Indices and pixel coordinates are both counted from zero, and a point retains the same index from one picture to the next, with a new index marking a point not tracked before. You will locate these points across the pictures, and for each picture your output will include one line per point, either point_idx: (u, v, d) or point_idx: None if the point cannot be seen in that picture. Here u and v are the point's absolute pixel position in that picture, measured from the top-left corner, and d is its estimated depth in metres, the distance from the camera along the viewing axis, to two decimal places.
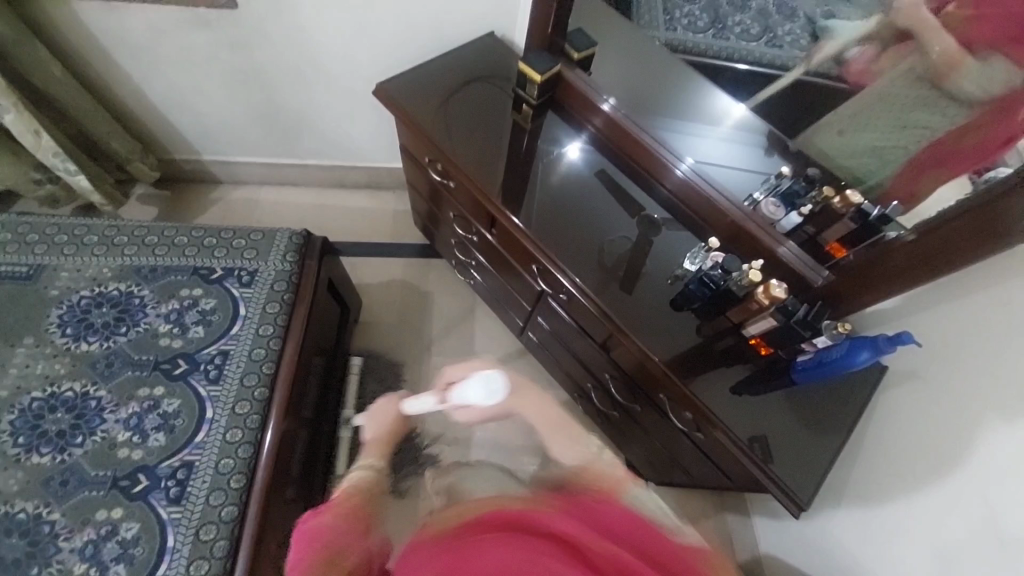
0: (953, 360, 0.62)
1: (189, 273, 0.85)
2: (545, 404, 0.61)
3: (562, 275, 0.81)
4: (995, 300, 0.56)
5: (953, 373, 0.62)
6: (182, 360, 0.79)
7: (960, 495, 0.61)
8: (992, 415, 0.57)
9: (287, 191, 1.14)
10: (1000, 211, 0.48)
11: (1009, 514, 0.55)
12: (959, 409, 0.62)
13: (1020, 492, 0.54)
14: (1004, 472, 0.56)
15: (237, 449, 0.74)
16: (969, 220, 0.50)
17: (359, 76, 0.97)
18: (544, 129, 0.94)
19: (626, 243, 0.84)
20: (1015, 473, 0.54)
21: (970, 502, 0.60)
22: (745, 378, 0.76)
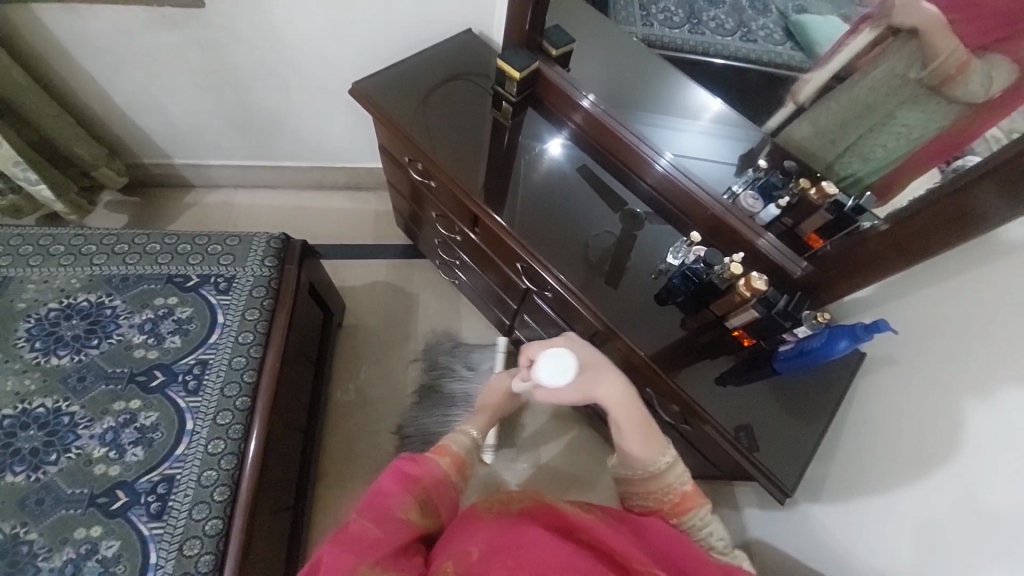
0: (928, 336, 0.57)
1: (164, 281, 0.66)
2: (618, 385, 0.52)
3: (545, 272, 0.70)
4: (969, 284, 0.51)
5: (928, 355, 0.57)
6: (160, 372, 0.61)
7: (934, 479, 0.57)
8: (972, 401, 0.51)
9: (264, 194, 1.13)
10: (968, 200, 0.45)
11: (987, 494, 0.50)
12: (934, 395, 0.57)
13: (997, 473, 0.49)
14: (981, 460, 0.51)
15: (222, 457, 0.57)
16: (936, 210, 0.48)
17: (335, 74, 0.91)
18: (525, 132, 0.81)
19: (609, 239, 0.73)
20: (993, 460, 0.49)
21: (944, 490, 0.55)
22: (730, 369, 0.66)
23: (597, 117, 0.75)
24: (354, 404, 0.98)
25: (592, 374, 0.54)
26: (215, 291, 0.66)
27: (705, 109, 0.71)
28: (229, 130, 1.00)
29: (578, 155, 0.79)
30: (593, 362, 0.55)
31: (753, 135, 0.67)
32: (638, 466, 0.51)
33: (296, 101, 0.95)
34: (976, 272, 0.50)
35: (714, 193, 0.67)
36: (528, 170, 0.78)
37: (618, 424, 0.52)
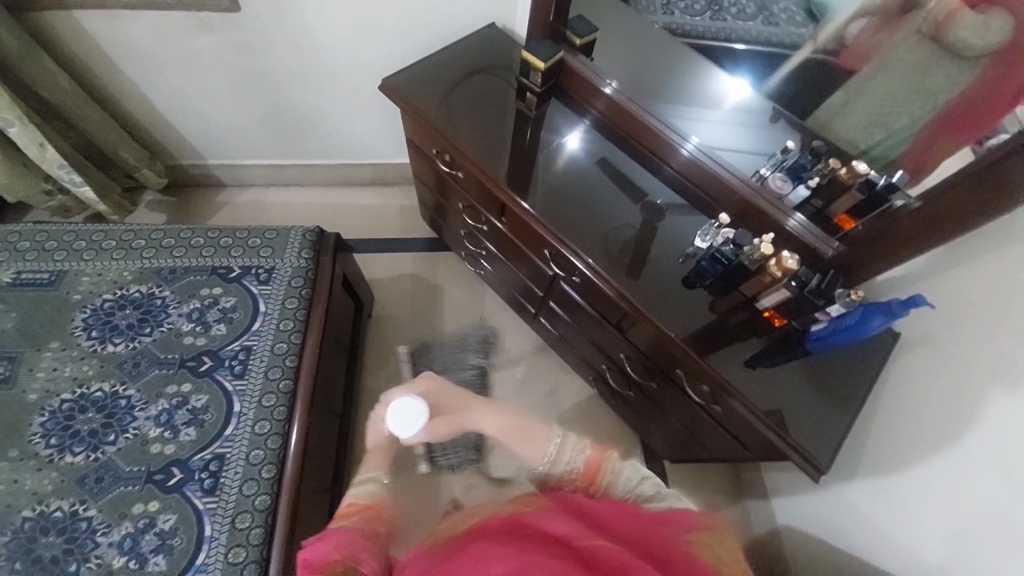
0: (958, 320, 0.58)
1: (209, 272, 0.69)
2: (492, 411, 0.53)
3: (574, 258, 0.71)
4: (1012, 260, 0.51)
5: (957, 339, 0.58)
6: (208, 358, 0.64)
7: (976, 460, 0.56)
8: (1006, 384, 0.53)
9: (293, 191, 1.17)
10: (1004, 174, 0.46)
11: None
12: (973, 373, 0.56)
13: None
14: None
15: (268, 437, 0.60)
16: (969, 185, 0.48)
17: (362, 72, 0.94)
18: (549, 121, 0.82)
19: (628, 231, 0.74)
20: None
21: (986, 469, 0.55)
22: (761, 350, 0.67)
23: (620, 104, 0.76)
24: (384, 394, 1.01)
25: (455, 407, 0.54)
26: (257, 282, 0.69)
27: (732, 93, 0.72)
28: (260, 130, 1.03)
29: (602, 144, 0.80)
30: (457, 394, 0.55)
31: (784, 119, 0.68)
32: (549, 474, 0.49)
33: (325, 99, 0.98)
34: (1008, 257, 0.52)
35: (744, 176, 0.68)
36: (552, 161, 0.79)
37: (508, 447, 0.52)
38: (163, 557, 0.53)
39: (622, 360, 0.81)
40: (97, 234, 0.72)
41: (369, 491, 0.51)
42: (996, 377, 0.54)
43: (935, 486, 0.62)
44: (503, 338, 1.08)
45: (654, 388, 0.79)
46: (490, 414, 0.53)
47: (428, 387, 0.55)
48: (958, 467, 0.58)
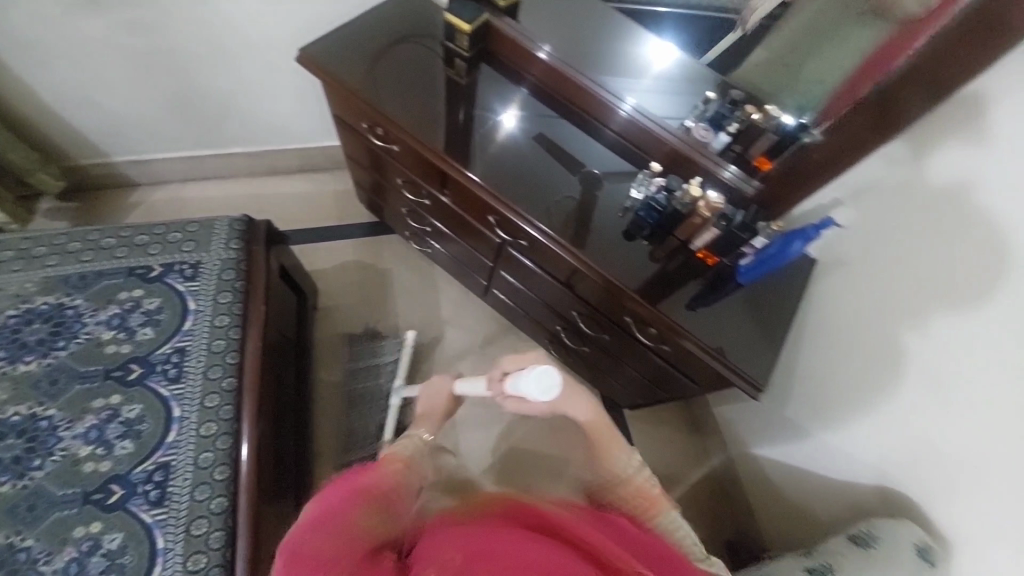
0: (867, 264, 0.64)
1: (126, 275, 0.64)
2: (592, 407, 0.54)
3: (530, 228, 0.71)
4: (926, 201, 0.56)
5: (869, 282, 0.64)
6: (137, 365, 0.59)
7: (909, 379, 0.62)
8: (913, 323, 0.59)
9: (215, 185, 1.09)
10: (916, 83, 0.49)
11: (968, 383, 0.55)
12: (895, 296, 0.61)
13: (977, 365, 0.54)
14: (960, 359, 0.55)
15: (216, 438, 0.57)
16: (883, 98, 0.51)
17: (276, 48, 0.88)
18: (481, 86, 0.80)
19: (571, 203, 0.73)
20: (972, 359, 0.54)
21: (919, 387, 0.61)
22: (697, 292, 0.69)
23: (556, 68, 0.74)
24: (340, 384, 0.98)
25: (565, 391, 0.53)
26: (182, 279, 0.65)
27: (660, 57, 0.73)
28: (172, 120, 0.96)
29: (539, 117, 0.78)
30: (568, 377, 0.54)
31: (711, 72, 0.69)
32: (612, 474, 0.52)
33: (238, 79, 0.91)
34: (905, 204, 0.58)
35: (672, 130, 0.69)
36: (486, 131, 0.76)
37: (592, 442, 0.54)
38: None
39: (575, 319, 0.82)
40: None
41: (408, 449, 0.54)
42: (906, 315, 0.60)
43: (878, 418, 0.67)
44: (457, 313, 1.07)
45: (607, 340, 0.81)
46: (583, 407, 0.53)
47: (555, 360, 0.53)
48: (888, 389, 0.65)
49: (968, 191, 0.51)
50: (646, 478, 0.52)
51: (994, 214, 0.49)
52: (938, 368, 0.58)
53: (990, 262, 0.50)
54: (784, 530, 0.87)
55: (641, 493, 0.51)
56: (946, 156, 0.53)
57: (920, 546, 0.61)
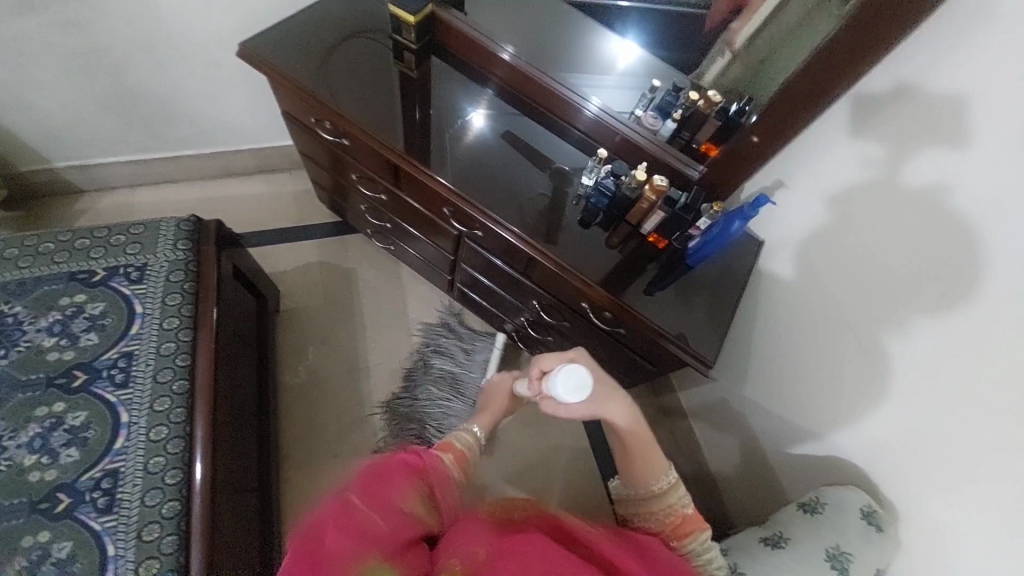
0: (841, 261, 0.63)
1: (67, 280, 0.63)
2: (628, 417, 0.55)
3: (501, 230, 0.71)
4: (891, 205, 0.55)
5: (838, 277, 0.64)
6: (81, 371, 0.58)
7: (865, 366, 0.63)
8: (895, 329, 0.58)
9: (167, 188, 1.07)
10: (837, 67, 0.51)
11: (931, 381, 0.56)
12: (848, 284, 0.63)
13: (942, 365, 0.54)
14: (928, 362, 0.55)
15: (168, 441, 0.56)
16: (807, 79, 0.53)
17: (221, 45, 0.87)
18: (434, 79, 0.80)
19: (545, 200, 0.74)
20: (941, 363, 0.54)
21: (881, 383, 0.62)
22: (653, 276, 0.72)
23: (520, 67, 0.75)
24: (307, 384, 0.97)
25: (600, 392, 0.54)
26: (128, 281, 0.64)
27: (625, 55, 0.75)
28: (116, 122, 0.94)
29: (506, 117, 0.79)
30: (601, 380, 0.55)
31: (665, 66, 0.72)
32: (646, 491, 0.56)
33: (184, 79, 0.90)
34: (877, 204, 0.57)
35: (622, 119, 0.71)
36: (440, 122, 0.77)
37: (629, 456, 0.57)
38: None
39: (535, 308, 0.84)
40: None
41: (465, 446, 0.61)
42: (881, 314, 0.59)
43: (825, 390, 0.70)
44: (423, 307, 1.07)
45: (568, 327, 0.83)
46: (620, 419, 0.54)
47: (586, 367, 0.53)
48: (847, 373, 0.66)
49: (946, 194, 0.50)
50: (679, 497, 0.56)
51: (966, 217, 0.48)
52: (917, 370, 0.57)
53: (970, 274, 0.49)
54: (748, 498, 0.90)
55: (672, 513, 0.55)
56: (921, 160, 0.51)
57: (866, 510, 0.63)
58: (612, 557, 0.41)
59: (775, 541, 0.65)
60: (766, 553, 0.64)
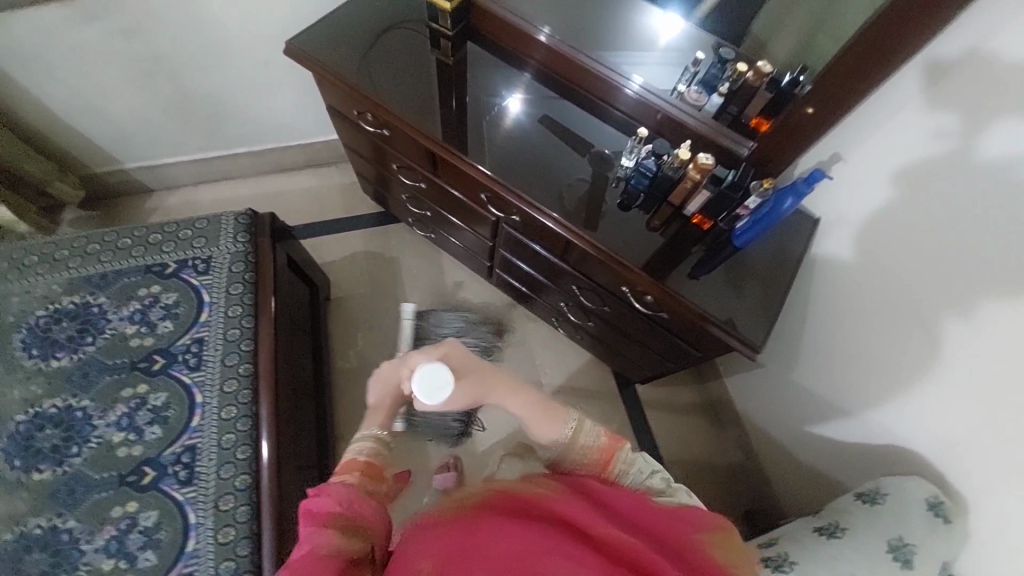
0: (903, 248, 0.60)
1: (142, 273, 0.67)
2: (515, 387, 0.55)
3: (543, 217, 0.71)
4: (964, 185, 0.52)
5: (898, 264, 0.61)
6: (160, 356, 0.63)
7: (927, 352, 0.61)
8: (965, 319, 0.55)
9: (223, 185, 1.13)
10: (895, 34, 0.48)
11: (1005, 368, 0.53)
12: (909, 267, 0.60)
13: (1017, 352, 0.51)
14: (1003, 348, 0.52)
15: (237, 420, 0.60)
16: (863, 48, 0.51)
17: (269, 44, 0.90)
18: (470, 66, 0.81)
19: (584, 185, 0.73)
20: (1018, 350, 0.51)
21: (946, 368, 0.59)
22: (698, 260, 0.70)
23: (557, 48, 0.74)
24: (357, 370, 1.01)
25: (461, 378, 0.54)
26: (196, 272, 0.68)
27: (666, 30, 0.73)
28: (176, 124, 0.99)
29: (544, 100, 0.78)
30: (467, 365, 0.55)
31: (710, 38, 0.69)
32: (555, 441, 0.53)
33: (236, 80, 0.94)
34: (946, 190, 0.54)
35: (664, 96, 0.69)
36: (479, 108, 0.78)
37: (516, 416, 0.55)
38: (152, 552, 0.54)
39: (576, 294, 0.84)
40: (51, 246, 0.69)
41: (369, 448, 0.54)
42: (953, 303, 0.56)
43: (881, 374, 0.68)
44: (466, 296, 1.09)
45: (608, 312, 0.82)
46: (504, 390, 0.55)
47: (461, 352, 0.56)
48: (907, 357, 0.63)
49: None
50: (589, 433, 0.53)
51: None
52: (984, 363, 0.55)
53: None
54: (798, 486, 0.87)
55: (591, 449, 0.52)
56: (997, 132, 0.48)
57: (932, 502, 0.62)
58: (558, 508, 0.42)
59: (830, 531, 0.64)
60: (821, 543, 0.63)
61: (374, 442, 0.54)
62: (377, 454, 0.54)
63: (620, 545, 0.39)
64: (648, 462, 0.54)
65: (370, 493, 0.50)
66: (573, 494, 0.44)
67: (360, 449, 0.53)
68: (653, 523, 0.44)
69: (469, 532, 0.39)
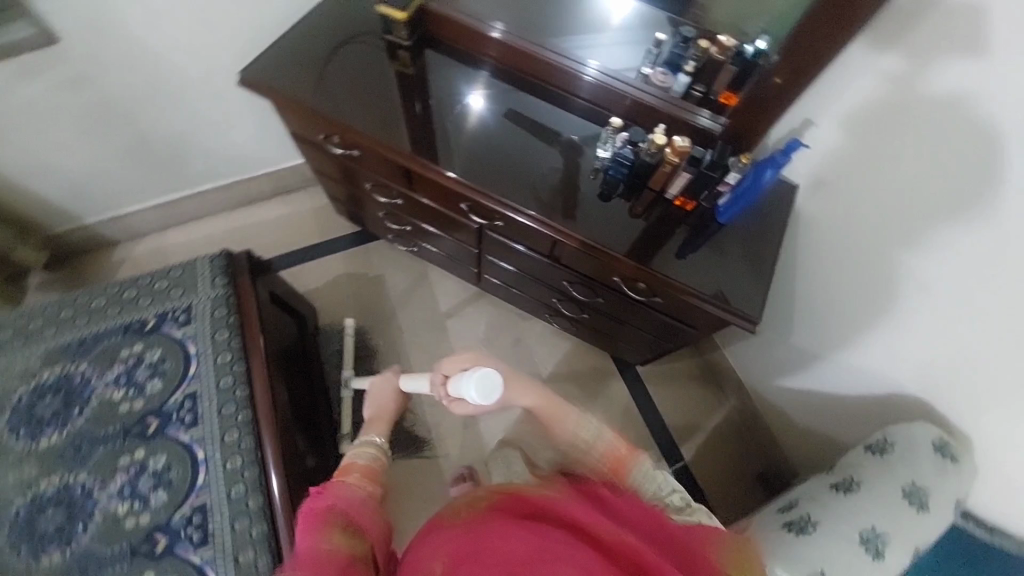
0: (876, 201, 0.62)
1: (122, 333, 0.65)
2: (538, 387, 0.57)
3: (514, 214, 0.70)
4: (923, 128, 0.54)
5: (874, 216, 0.63)
6: (154, 418, 0.61)
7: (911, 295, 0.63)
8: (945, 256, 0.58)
9: (192, 227, 1.09)
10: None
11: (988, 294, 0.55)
12: (884, 216, 0.62)
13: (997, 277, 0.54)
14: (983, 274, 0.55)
15: (243, 469, 0.59)
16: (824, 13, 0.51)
17: (220, 75, 0.87)
18: (430, 71, 0.79)
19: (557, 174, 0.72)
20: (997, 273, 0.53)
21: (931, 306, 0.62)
22: (684, 240, 0.70)
23: (511, 44, 0.74)
24: None
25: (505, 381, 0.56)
26: (178, 324, 0.66)
27: (619, 10, 0.72)
28: (136, 171, 0.96)
29: (506, 95, 0.77)
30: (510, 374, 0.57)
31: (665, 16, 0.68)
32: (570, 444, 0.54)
33: (191, 117, 0.92)
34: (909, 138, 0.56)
35: (630, 80, 0.69)
36: (444, 111, 0.76)
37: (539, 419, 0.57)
38: None
39: (567, 288, 0.83)
40: (22, 318, 0.67)
41: (367, 456, 0.58)
42: (906, 239, 0.61)
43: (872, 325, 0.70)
44: (457, 305, 1.08)
45: (602, 303, 0.82)
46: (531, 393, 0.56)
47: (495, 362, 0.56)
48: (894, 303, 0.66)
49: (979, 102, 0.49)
50: (602, 439, 0.54)
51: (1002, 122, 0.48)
52: (952, 287, 0.58)
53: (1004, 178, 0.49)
54: (811, 447, 0.89)
55: (603, 456, 0.52)
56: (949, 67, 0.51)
57: (937, 443, 0.64)
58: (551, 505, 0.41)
59: (846, 486, 0.64)
60: (838, 498, 0.63)
61: (372, 450, 0.58)
62: (373, 460, 0.58)
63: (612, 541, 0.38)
64: (660, 474, 0.53)
65: (373, 495, 0.52)
66: (569, 490, 0.44)
67: (360, 456, 0.57)
68: (652, 521, 0.42)
69: (470, 529, 0.40)
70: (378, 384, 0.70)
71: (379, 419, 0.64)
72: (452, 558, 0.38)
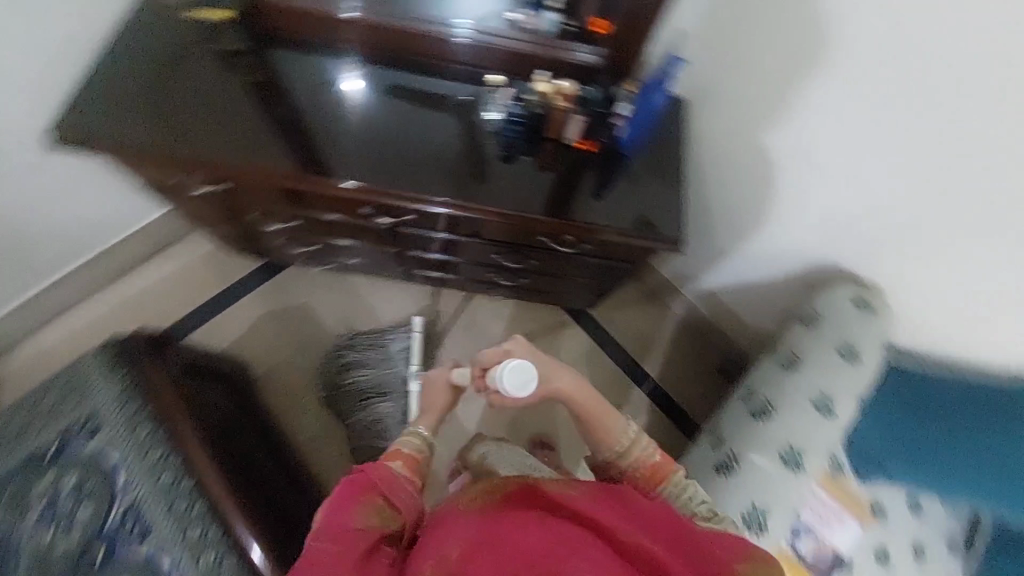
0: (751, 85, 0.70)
1: (24, 470, 0.57)
2: (582, 383, 0.54)
3: (428, 204, 0.65)
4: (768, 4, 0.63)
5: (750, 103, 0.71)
6: (97, 546, 0.55)
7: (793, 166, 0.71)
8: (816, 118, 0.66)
9: (68, 318, 0.96)
10: None
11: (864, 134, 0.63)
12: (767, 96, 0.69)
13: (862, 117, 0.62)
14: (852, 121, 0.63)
15: (219, 563, 0.54)
16: None
17: (26, 137, 0.74)
18: (282, 69, 0.70)
19: (451, 143, 0.67)
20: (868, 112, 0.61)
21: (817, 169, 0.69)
22: (598, 179, 0.69)
23: (368, 19, 0.67)
24: (318, 434, 0.94)
25: (545, 366, 0.54)
26: (86, 437, 0.59)
27: None
28: None
29: (377, 74, 0.70)
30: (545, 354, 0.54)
31: None
32: (607, 448, 0.52)
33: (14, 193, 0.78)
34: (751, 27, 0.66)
35: (501, 32, 0.67)
36: (310, 108, 0.68)
37: (580, 417, 0.53)
38: None
39: (498, 260, 0.81)
40: None
41: (412, 445, 0.53)
42: (771, 118, 0.70)
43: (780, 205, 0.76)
44: (394, 307, 1.03)
45: (537, 265, 0.81)
46: (571, 381, 0.54)
47: (511, 349, 0.54)
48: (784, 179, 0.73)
49: None
50: (644, 448, 0.52)
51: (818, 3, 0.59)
52: (817, 148, 0.67)
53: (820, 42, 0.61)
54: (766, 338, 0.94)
55: (638, 467, 0.51)
56: None
57: (857, 299, 0.71)
58: (596, 513, 0.37)
59: (791, 361, 0.72)
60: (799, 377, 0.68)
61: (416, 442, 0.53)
62: (412, 453, 0.53)
63: (651, 556, 0.35)
64: (692, 481, 0.50)
65: (413, 484, 0.49)
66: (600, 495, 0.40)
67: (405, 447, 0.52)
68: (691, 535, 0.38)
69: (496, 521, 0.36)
70: (433, 374, 0.60)
71: (431, 413, 0.57)
72: (475, 541, 0.36)
